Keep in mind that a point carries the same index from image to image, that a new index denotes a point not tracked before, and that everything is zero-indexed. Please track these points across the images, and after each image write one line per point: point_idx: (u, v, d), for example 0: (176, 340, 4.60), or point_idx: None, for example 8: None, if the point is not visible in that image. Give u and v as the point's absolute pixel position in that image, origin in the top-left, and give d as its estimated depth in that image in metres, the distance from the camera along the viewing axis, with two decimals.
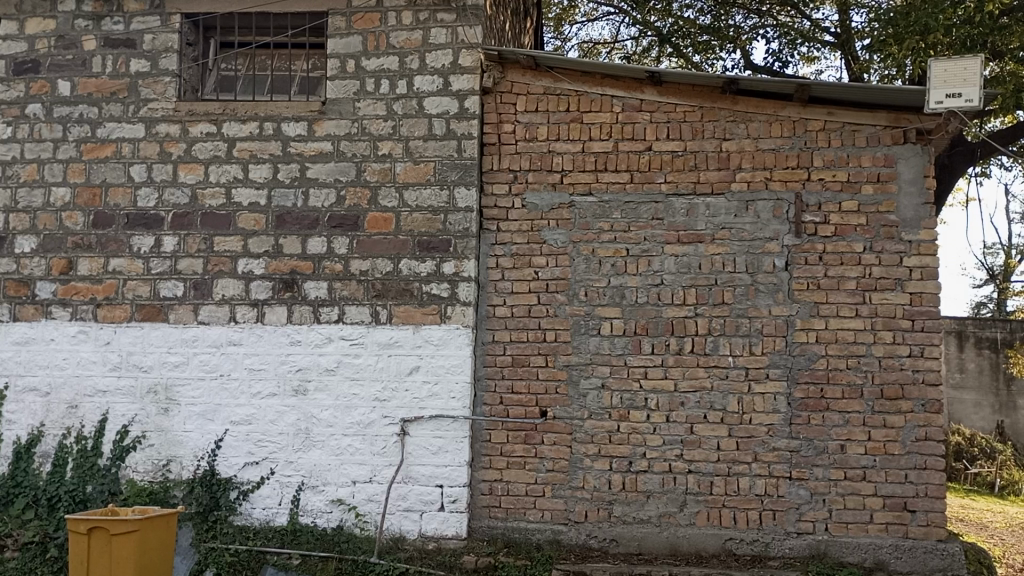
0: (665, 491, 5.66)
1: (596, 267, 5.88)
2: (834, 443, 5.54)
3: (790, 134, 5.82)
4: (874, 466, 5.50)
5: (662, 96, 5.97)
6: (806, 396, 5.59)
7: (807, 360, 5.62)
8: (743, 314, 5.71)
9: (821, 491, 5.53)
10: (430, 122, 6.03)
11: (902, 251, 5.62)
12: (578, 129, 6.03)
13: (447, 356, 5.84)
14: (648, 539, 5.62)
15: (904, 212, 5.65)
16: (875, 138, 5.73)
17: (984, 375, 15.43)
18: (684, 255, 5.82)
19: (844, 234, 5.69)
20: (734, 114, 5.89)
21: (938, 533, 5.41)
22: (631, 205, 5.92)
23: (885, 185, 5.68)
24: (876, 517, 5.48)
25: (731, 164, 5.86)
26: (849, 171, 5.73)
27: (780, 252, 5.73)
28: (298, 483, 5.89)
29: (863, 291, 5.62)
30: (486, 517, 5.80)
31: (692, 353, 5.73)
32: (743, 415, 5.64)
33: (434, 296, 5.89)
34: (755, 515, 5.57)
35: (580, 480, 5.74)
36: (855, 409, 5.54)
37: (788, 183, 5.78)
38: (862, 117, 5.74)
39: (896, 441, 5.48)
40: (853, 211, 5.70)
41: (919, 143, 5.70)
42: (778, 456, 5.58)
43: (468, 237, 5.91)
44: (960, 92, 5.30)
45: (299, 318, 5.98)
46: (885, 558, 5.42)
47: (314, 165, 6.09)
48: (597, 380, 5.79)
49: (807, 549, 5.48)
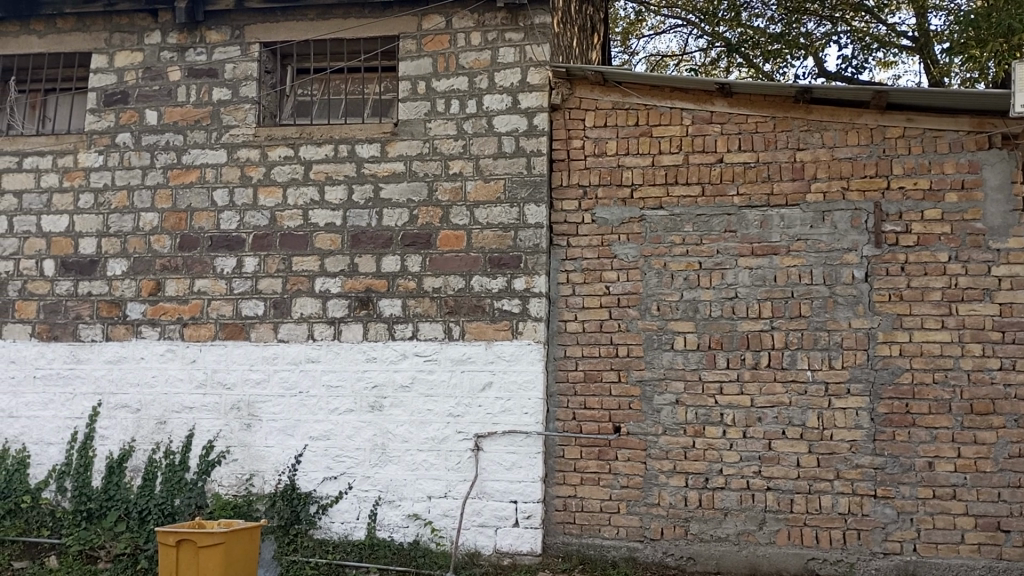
0: (743, 509, 5.55)
1: (668, 281, 5.83)
2: (921, 460, 5.35)
3: (867, 141, 5.68)
4: (964, 484, 5.28)
5: (733, 107, 5.91)
6: (889, 411, 5.41)
7: (890, 374, 5.44)
8: (822, 327, 5.57)
9: (907, 510, 5.33)
10: (500, 140, 6.10)
11: (989, 260, 5.41)
12: (648, 143, 6.01)
13: (519, 371, 5.87)
14: (726, 557, 5.53)
15: (991, 220, 5.45)
16: (958, 144, 5.54)
17: None
18: (758, 268, 5.72)
19: (927, 244, 5.50)
20: (808, 123, 5.79)
21: None
22: (703, 218, 5.86)
23: (970, 192, 5.49)
24: (968, 537, 5.25)
25: (806, 175, 5.74)
26: (931, 178, 5.55)
27: (859, 263, 5.58)
28: (374, 498, 5.99)
29: (948, 302, 5.43)
30: (561, 533, 5.78)
31: (769, 368, 5.62)
32: (823, 431, 5.49)
33: (506, 312, 5.93)
34: (838, 535, 5.40)
35: (655, 496, 5.67)
36: (942, 424, 5.33)
37: (867, 192, 5.63)
38: (943, 122, 5.57)
39: (987, 458, 5.26)
40: (936, 220, 5.51)
41: (1004, 147, 5.50)
42: (861, 473, 5.41)
43: (539, 253, 5.94)
44: None
45: (374, 335, 6.10)
46: None
47: (388, 185, 6.22)
48: (670, 396, 5.73)
49: (894, 570, 5.29)
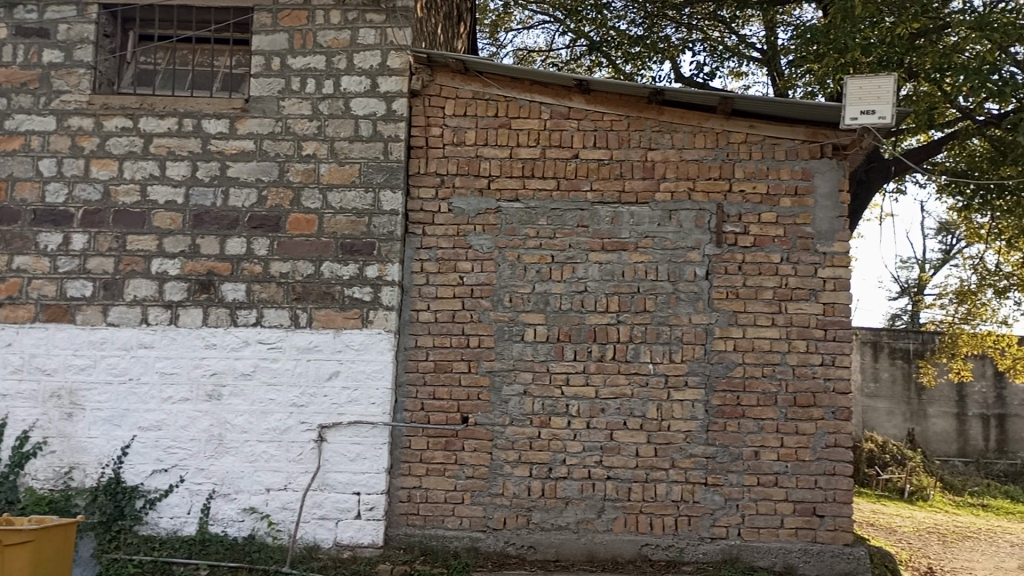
0: (583, 497, 5.67)
1: (521, 273, 5.87)
2: (748, 449, 5.63)
3: (713, 145, 5.92)
4: (785, 472, 5.61)
5: (590, 104, 6.01)
6: (722, 403, 5.68)
7: (724, 368, 5.70)
8: (665, 322, 5.77)
9: (734, 497, 5.61)
10: (357, 124, 5.94)
11: (816, 262, 5.76)
12: (507, 135, 6.01)
13: (368, 361, 5.75)
14: (565, 545, 5.62)
15: (819, 225, 5.79)
16: (794, 152, 5.86)
17: (897, 385, 16.75)
18: (608, 263, 5.85)
19: (762, 245, 5.80)
20: (660, 125, 5.97)
21: (844, 537, 5.55)
22: (556, 212, 5.93)
23: (802, 198, 5.81)
24: (786, 522, 5.58)
25: (655, 174, 5.92)
26: (769, 183, 5.84)
27: (700, 261, 5.81)
28: (208, 491, 5.73)
29: (779, 301, 5.74)
30: (403, 525, 5.72)
31: (614, 360, 5.76)
32: (662, 422, 5.69)
33: (356, 300, 5.79)
34: (670, 521, 5.62)
35: (499, 487, 5.71)
36: (768, 416, 5.64)
37: (710, 194, 5.87)
38: (782, 130, 5.87)
39: (807, 448, 5.60)
40: (772, 223, 5.81)
41: (835, 157, 5.85)
42: (694, 462, 5.65)
43: (393, 240, 5.83)
44: (874, 109, 5.46)
45: (215, 321, 5.82)
46: (793, 562, 5.53)
47: (235, 164, 5.93)
48: (519, 386, 5.78)
49: (719, 554, 5.55)
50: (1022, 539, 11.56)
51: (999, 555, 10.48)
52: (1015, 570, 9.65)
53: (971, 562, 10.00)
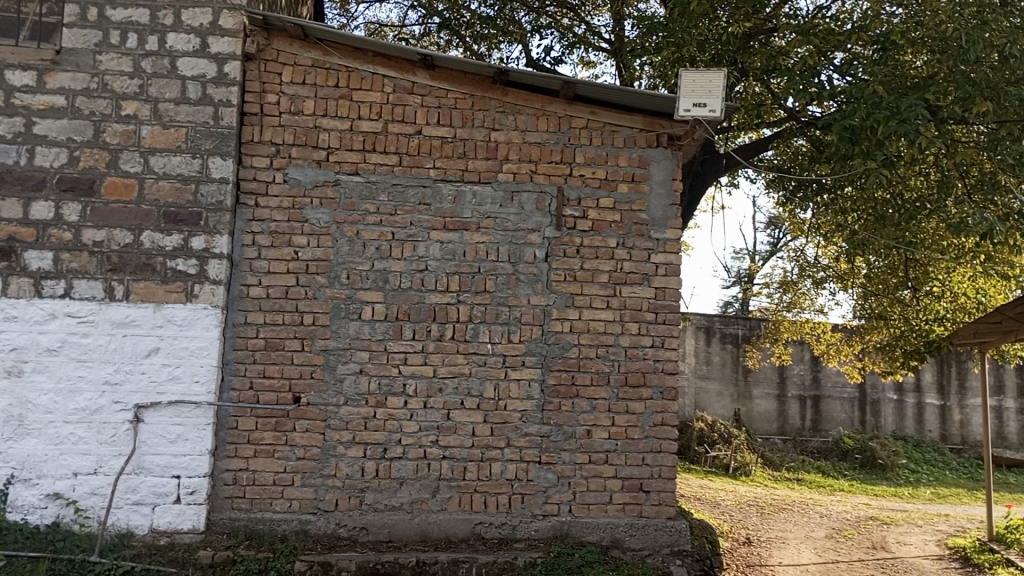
0: (418, 477, 5.62)
1: (359, 249, 5.72)
2: (581, 428, 5.76)
3: (555, 129, 5.99)
4: (615, 449, 5.77)
5: (434, 80, 5.92)
6: (557, 382, 5.77)
7: (560, 349, 5.80)
8: (504, 302, 5.80)
9: (566, 475, 5.73)
10: (184, 85, 5.58)
11: (649, 248, 5.95)
12: (347, 107, 5.83)
13: (192, 338, 5.45)
14: (398, 526, 5.56)
15: (653, 211, 5.98)
16: (631, 140, 6.02)
17: (726, 368, 17.78)
18: (449, 242, 5.81)
19: (599, 230, 5.92)
20: (503, 105, 5.97)
21: (667, 511, 5.79)
22: (398, 188, 5.82)
23: (638, 184, 5.99)
24: (615, 497, 5.75)
25: (498, 155, 5.92)
26: (607, 169, 5.98)
27: (540, 243, 5.87)
28: (6, 476, 5.27)
29: (614, 284, 5.89)
30: (228, 508, 5.47)
31: (453, 340, 5.73)
32: (498, 401, 5.73)
33: (180, 273, 5.47)
34: (504, 499, 5.67)
35: (332, 468, 5.56)
36: (601, 395, 5.79)
37: (551, 177, 5.94)
38: (620, 118, 6.01)
39: (636, 426, 5.80)
40: (609, 208, 5.95)
41: (669, 147, 6.06)
42: (529, 441, 5.72)
43: (222, 210, 5.54)
44: (705, 102, 5.70)
45: (17, 291, 5.35)
46: (620, 536, 5.71)
47: (43, 121, 5.45)
48: (354, 365, 5.64)
49: (550, 531, 5.66)
50: (829, 510, 12.59)
51: (809, 525, 11.36)
52: (822, 538, 10.48)
53: (785, 532, 10.77)
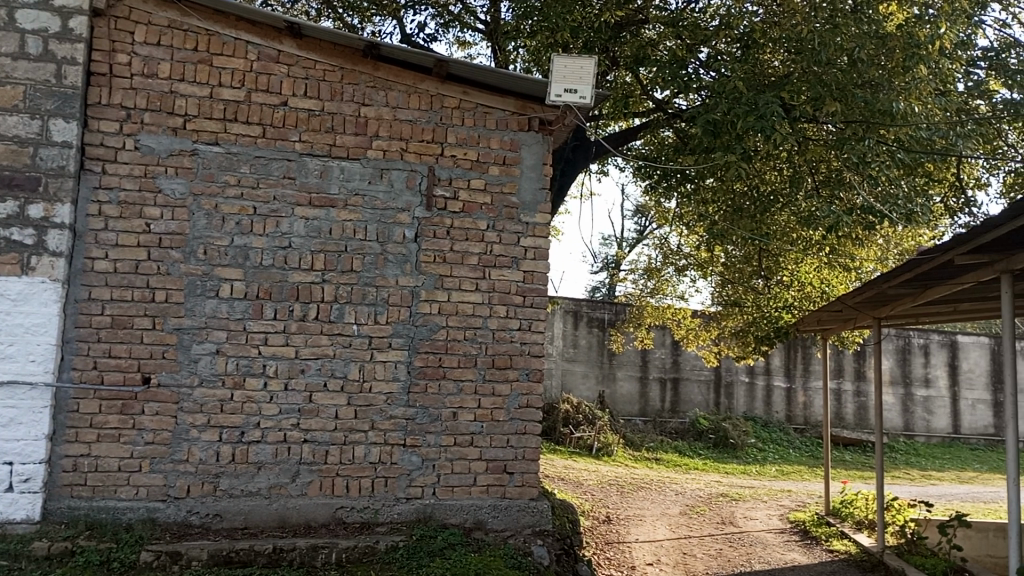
0: (277, 462, 5.43)
1: (218, 224, 5.45)
2: (447, 410, 5.72)
3: (427, 107, 5.89)
4: (481, 431, 5.76)
5: (301, 50, 5.70)
6: (424, 364, 5.70)
7: (427, 331, 5.73)
8: (371, 282, 5.67)
9: (431, 457, 5.67)
10: (22, 39, 5.21)
11: (519, 231, 5.95)
12: (207, 72, 5.52)
13: (27, 314, 5.08)
14: (255, 512, 5.36)
15: (524, 195, 5.99)
16: (503, 122, 6.01)
17: (592, 351, 18.23)
18: (314, 219, 5.62)
19: (470, 211, 5.88)
20: (374, 80, 5.82)
21: (530, 492, 5.83)
22: (261, 160, 5.57)
23: (509, 167, 5.98)
24: (479, 479, 5.74)
25: (368, 131, 5.77)
26: (479, 150, 5.94)
27: (409, 223, 5.77)
28: None
29: (483, 266, 5.86)
30: (67, 497, 5.13)
31: (316, 321, 5.56)
32: (363, 383, 5.61)
33: (14, 242, 5.11)
34: (367, 483, 5.56)
35: (183, 453, 5.29)
36: (468, 377, 5.76)
37: (422, 156, 5.84)
38: (493, 100, 5.98)
39: (501, 408, 5.80)
40: (480, 189, 5.91)
41: (540, 131, 6.08)
42: (394, 424, 5.62)
43: (64, 176, 5.17)
44: (575, 88, 5.76)
45: None
46: (483, 518, 5.71)
47: None
48: (210, 345, 5.38)
49: (413, 514, 5.60)
50: (684, 488, 13.17)
51: (665, 502, 11.84)
52: (677, 515, 10.94)
53: (643, 509, 11.18)
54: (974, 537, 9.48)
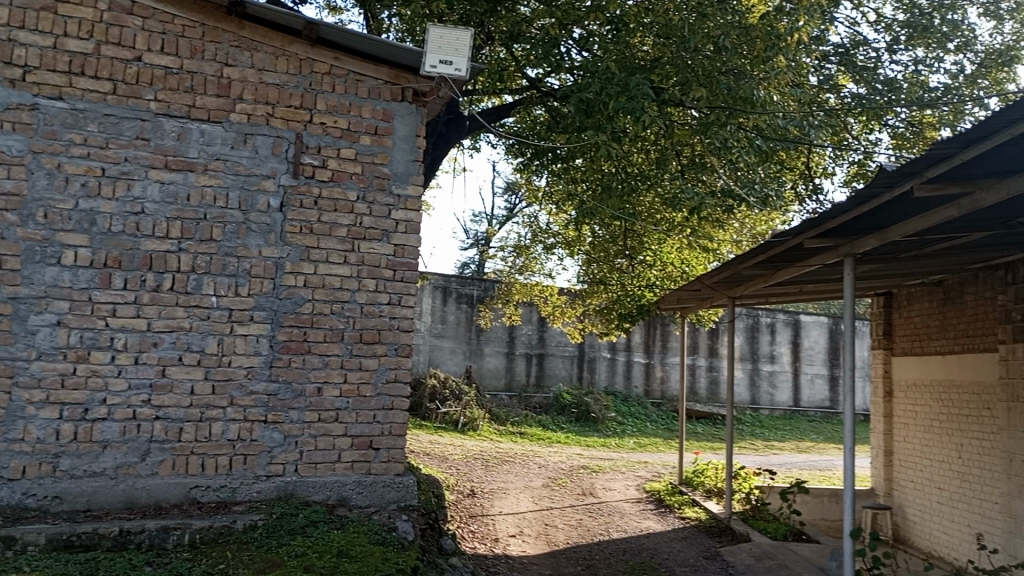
0: (125, 440, 5.13)
1: (61, 185, 5.07)
2: (311, 386, 5.55)
3: (295, 71, 5.65)
4: (346, 407, 5.62)
5: (158, 3, 5.34)
6: (288, 338, 5.51)
7: (292, 304, 5.53)
8: (231, 253, 5.42)
9: (293, 434, 5.50)
10: None
11: (390, 204, 5.81)
12: (50, 21, 5.12)
13: None
14: (100, 493, 5.06)
15: (396, 166, 5.85)
16: (376, 91, 5.84)
17: (460, 326, 18.27)
18: (170, 183, 5.30)
19: (339, 181, 5.70)
20: (239, 40, 5.53)
21: (396, 468, 5.74)
22: (112, 119, 5.20)
23: (381, 138, 5.82)
24: (343, 456, 5.61)
25: (231, 93, 5.48)
26: (349, 119, 5.75)
27: (274, 191, 5.54)
28: None
29: (352, 239, 5.70)
30: None
31: (171, 292, 5.26)
32: (222, 357, 5.36)
33: None
34: (224, 461, 5.34)
35: (18, 431, 4.93)
36: (334, 352, 5.61)
37: (289, 122, 5.61)
38: (365, 67, 5.80)
39: (368, 383, 5.68)
40: (350, 159, 5.73)
41: (414, 102, 5.94)
42: (255, 400, 5.41)
43: None
44: (451, 60, 5.68)
45: None
46: (347, 495, 5.59)
47: None
48: (51, 316, 5.02)
49: (273, 492, 5.42)
50: (547, 460, 13.48)
51: (528, 475, 12.07)
52: (539, 487, 11.18)
53: (506, 482, 11.36)
54: (810, 503, 10.21)
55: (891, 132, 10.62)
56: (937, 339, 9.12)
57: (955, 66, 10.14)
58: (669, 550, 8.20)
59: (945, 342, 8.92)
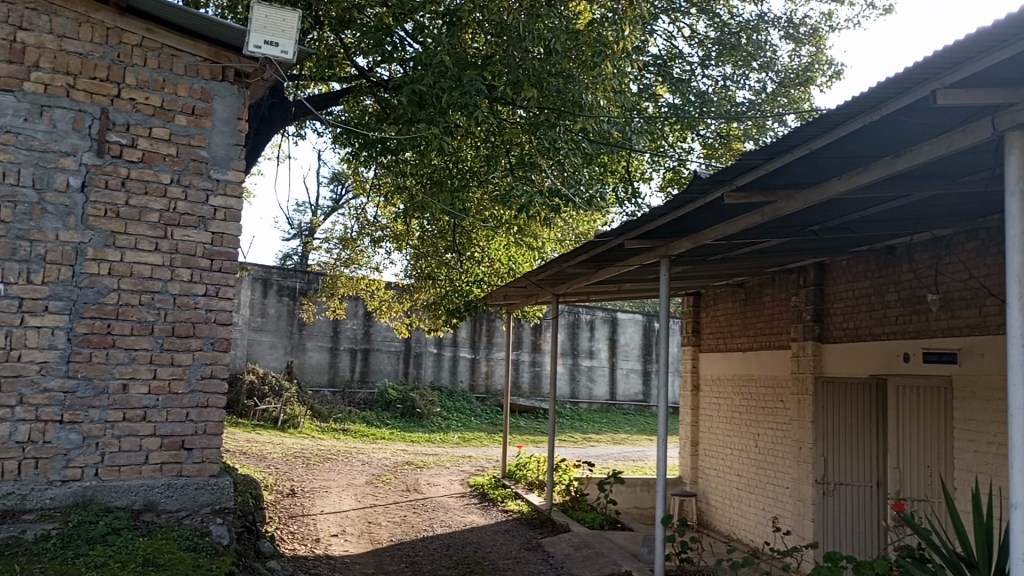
0: None
1: None
2: (115, 382, 5.12)
3: (101, 41, 5.19)
4: (155, 405, 5.23)
5: None
6: (89, 331, 5.05)
7: (95, 294, 5.08)
8: (23, 236, 4.92)
9: (93, 435, 5.04)
10: None
11: (207, 188, 5.46)
12: None
13: None
14: None
15: (214, 149, 5.50)
16: (193, 68, 5.46)
17: (281, 320, 17.60)
18: None
19: (151, 162, 5.29)
20: (35, 2, 5.04)
21: (210, 469, 5.41)
22: None
23: (198, 118, 5.45)
24: (151, 457, 5.21)
25: (26, 60, 4.98)
26: (163, 96, 5.35)
27: (75, 170, 5.08)
28: None
29: (164, 225, 5.31)
30: None
31: None
32: (10, 351, 4.84)
33: None
34: (11, 466, 4.82)
35: None
36: (142, 346, 5.20)
37: (94, 95, 5.14)
38: (181, 42, 5.41)
39: (180, 380, 5.31)
40: (163, 139, 5.34)
41: (235, 83, 5.62)
42: (49, 398, 4.93)
43: None
44: (277, 41, 5.48)
45: None
46: (154, 499, 5.19)
47: None
48: None
49: (70, 498, 4.95)
50: (370, 457, 13.27)
51: (351, 473, 11.82)
52: (362, 485, 10.98)
53: (328, 481, 11.06)
54: (625, 492, 10.69)
55: (702, 142, 11.33)
56: (739, 336, 9.82)
57: (758, 84, 10.97)
58: (492, 543, 8.30)
59: (745, 339, 9.64)
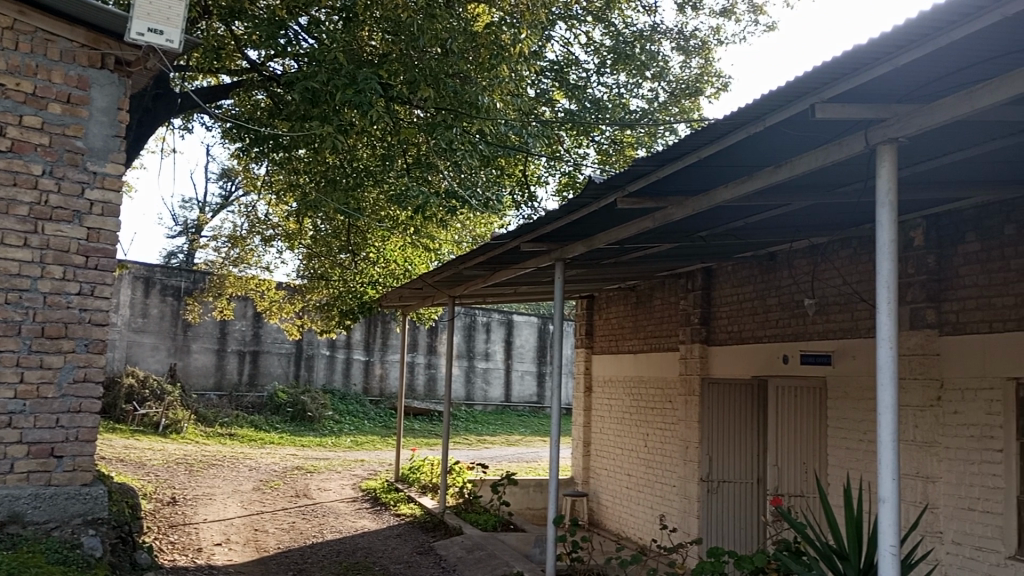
0: None
1: None
2: None
3: None
4: (22, 411, 4.91)
5: None
6: None
7: None
8: None
9: None
10: None
11: (83, 181, 5.16)
12: None
13: None
14: None
15: (92, 141, 5.20)
16: (69, 55, 5.15)
17: (164, 321, 16.86)
18: None
19: (20, 152, 4.97)
20: None
21: (82, 478, 5.10)
22: None
23: (74, 107, 5.14)
24: (16, 466, 4.89)
25: None
26: (35, 83, 5.03)
27: None
28: None
29: (35, 219, 5.00)
30: None
31: None
32: None
33: None
34: None
35: None
36: (8, 347, 4.88)
37: None
38: (57, 26, 5.10)
39: (50, 383, 5.00)
40: (34, 128, 5.02)
41: (116, 72, 5.32)
42: None
43: None
44: (161, 30, 5.27)
45: None
46: (20, 510, 4.84)
47: None
48: None
49: None
50: (258, 462, 12.87)
51: (237, 479, 11.42)
52: (249, 491, 10.62)
53: (212, 487, 10.65)
54: (518, 493, 10.76)
55: (597, 148, 11.54)
56: (630, 339, 10.04)
57: (651, 93, 11.27)
58: (383, 547, 8.18)
59: (636, 341, 9.87)
